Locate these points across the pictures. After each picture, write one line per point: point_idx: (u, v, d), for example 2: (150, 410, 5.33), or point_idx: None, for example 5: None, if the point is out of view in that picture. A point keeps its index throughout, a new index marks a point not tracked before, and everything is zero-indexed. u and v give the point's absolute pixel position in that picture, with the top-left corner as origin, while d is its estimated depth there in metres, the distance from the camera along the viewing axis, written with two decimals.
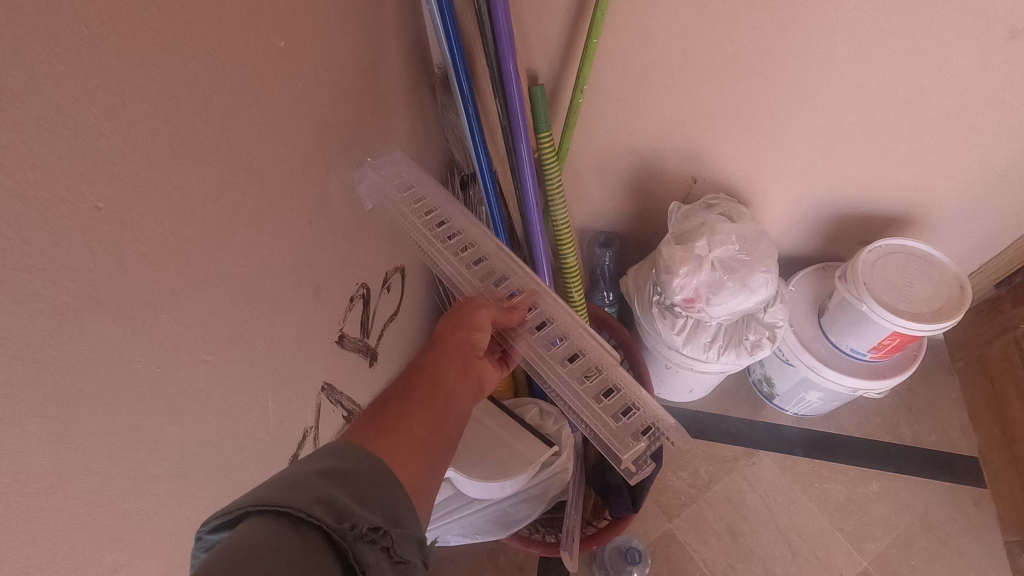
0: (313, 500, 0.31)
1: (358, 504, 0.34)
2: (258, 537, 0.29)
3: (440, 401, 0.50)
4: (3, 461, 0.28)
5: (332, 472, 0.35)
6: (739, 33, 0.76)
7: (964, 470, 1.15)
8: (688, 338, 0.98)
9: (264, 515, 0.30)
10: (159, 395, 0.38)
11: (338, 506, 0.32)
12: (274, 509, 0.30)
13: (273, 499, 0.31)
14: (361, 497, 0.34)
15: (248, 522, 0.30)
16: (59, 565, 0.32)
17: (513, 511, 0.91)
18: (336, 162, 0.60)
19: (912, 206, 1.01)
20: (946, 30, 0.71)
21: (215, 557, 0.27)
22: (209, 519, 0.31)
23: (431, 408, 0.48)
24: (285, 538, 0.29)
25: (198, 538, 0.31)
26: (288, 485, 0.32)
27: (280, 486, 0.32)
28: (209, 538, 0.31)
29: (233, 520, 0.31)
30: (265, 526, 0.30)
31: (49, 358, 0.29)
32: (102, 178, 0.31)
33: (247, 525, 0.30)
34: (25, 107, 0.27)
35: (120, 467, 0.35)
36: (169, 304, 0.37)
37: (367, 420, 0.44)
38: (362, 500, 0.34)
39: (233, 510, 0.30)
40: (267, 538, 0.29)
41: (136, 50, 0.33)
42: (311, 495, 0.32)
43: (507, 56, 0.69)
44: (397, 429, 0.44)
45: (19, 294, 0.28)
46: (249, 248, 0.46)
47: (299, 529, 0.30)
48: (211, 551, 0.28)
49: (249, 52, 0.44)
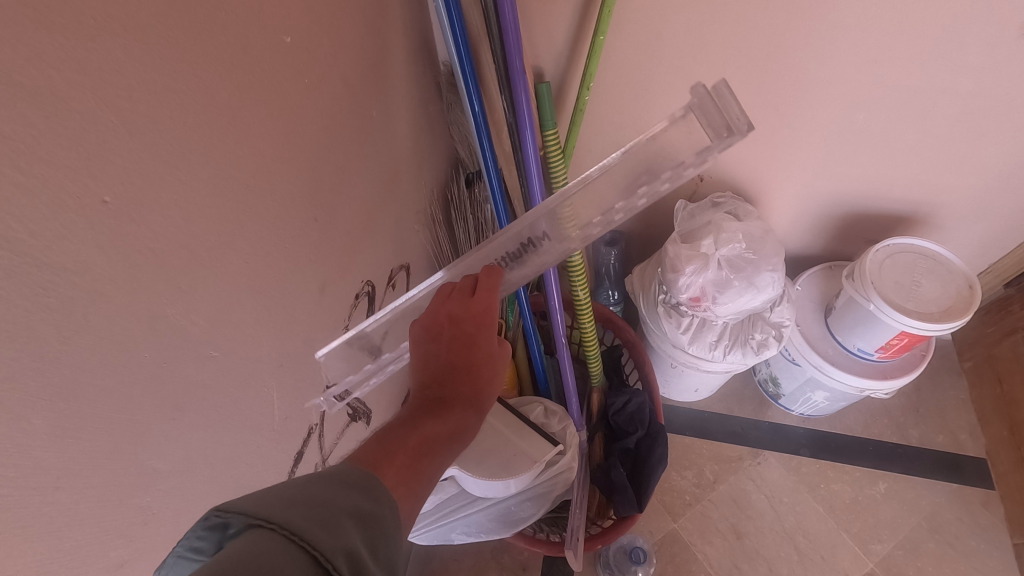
0: (340, 551, 0.29)
1: (373, 558, 0.31)
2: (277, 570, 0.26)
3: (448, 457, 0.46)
4: (8, 454, 0.28)
5: (359, 513, 0.33)
6: (747, 31, 0.76)
7: (972, 471, 1.14)
8: (694, 337, 0.97)
9: (287, 543, 0.28)
10: (165, 390, 0.37)
11: (358, 561, 0.30)
12: (302, 545, 0.28)
13: (300, 530, 0.28)
14: (376, 551, 0.32)
15: (269, 541, 0.27)
16: (64, 561, 0.32)
17: (518, 510, 0.90)
18: (343, 159, 0.60)
19: (921, 205, 1.00)
20: (958, 28, 0.71)
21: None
22: (226, 506, 0.29)
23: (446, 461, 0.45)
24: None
25: (205, 517, 0.29)
26: (320, 518, 0.30)
27: (309, 513, 0.30)
28: (218, 521, 0.29)
29: (254, 527, 0.28)
30: (290, 559, 0.27)
31: (56, 353, 0.29)
32: (109, 172, 0.31)
33: (273, 549, 0.27)
34: (32, 100, 0.27)
35: (126, 462, 0.35)
36: (175, 300, 0.37)
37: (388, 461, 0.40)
38: (377, 554, 0.32)
39: (260, 521, 0.28)
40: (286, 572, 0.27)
41: (144, 45, 0.33)
42: (340, 543, 0.29)
43: (514, 54, 0.70)
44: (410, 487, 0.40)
45: (24, 287, 0.27)
46: (254, 245, 0.46)
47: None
48: (227, 563, 0.26)
49: (256, 48, 0.43)
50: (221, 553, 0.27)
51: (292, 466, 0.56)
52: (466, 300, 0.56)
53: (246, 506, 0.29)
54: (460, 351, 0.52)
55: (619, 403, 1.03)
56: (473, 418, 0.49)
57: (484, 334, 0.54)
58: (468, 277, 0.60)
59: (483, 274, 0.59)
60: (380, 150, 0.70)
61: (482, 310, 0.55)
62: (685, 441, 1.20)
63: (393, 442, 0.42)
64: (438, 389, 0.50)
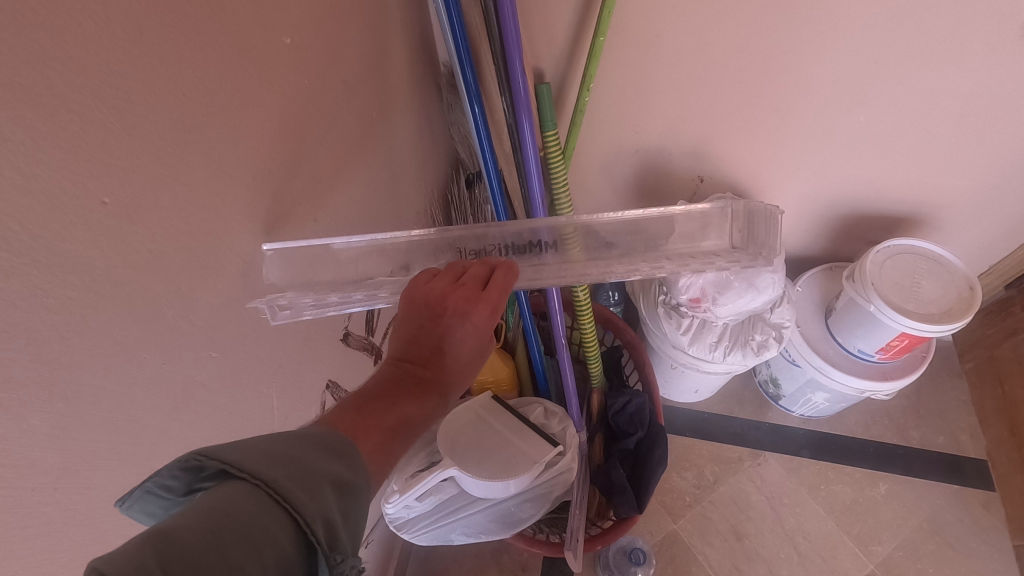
0: (318, 514, 0.29)
1: (348, 524, 0.31)
2: (256, 525, 0.27)
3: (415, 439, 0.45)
4: (8, 455, 0.28)
5: (338, 478, 0.32)
6: (747, 33, 0.76)
7: (972, 472, 1.14)
8: (694, 338, 0.97)
9: (267, 500, 0.28)
10: (165, 390, 0.37)
11: (333, 527, 0.30)
12: (281, 502, 0.28)
13: (283, 489, 0.29)
14: (351, 518, 0.32)
15: (250, 495, 0.28)
16: (63, 561, 0.32)
17: (517, 511, 0.90)
18: (342, 160, 0.60)
19: (922, 207, 1.00)
20: (958, 28, 0.71)
21: (211, 527, 0.25)
22: (211, 454, 0.29)
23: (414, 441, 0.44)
24: (279, 538, 0.27)
25: (188, 461, 0.29)
26: (302, 479, 0.30)
27: (292, 473, 0.30)
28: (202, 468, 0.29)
29: (238, 480, 0.29)
30: (267, 513, 0.27)
31: (55, 354, 0.29)
32: (107, 174, 0.31)
33: (252, 502, 0.27)
34: (31, 101, 0.27)
35: (125, 462, 0.35)
36: (175, 301, 0.37)
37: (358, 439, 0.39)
38: (353, 522, 0.32)
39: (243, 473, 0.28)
40: (263, 528, 0.27)
41: (143, 46, 0.33)
42: (319, 507, 0.29)
43: (514, 53, 0.69)
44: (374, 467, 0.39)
45: (24, 289, 0.27)
46: (254, 245, 0.46)
47: (294, 535, 0.28)
48: (208, 510, 0.26)
49: (255, 49, 0.43)
50: (202, 499, 0.27)
51: None
52: (477, 294, 0.52)
53: (232, 457, 0.29)
54: (451, 342, 0.50)
55: (620, 404, 1.03)
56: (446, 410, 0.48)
57: (480, 335, 0.51)
58: (485, 265, 0.56)
59: (500, 274, 0.54)
60: (381, 152, 0.70)
61: (486, 312, 0.51)
62: (685, 442, 1.20)
63: (372, 417, 0.42)
64: (419, 366, 0.48)
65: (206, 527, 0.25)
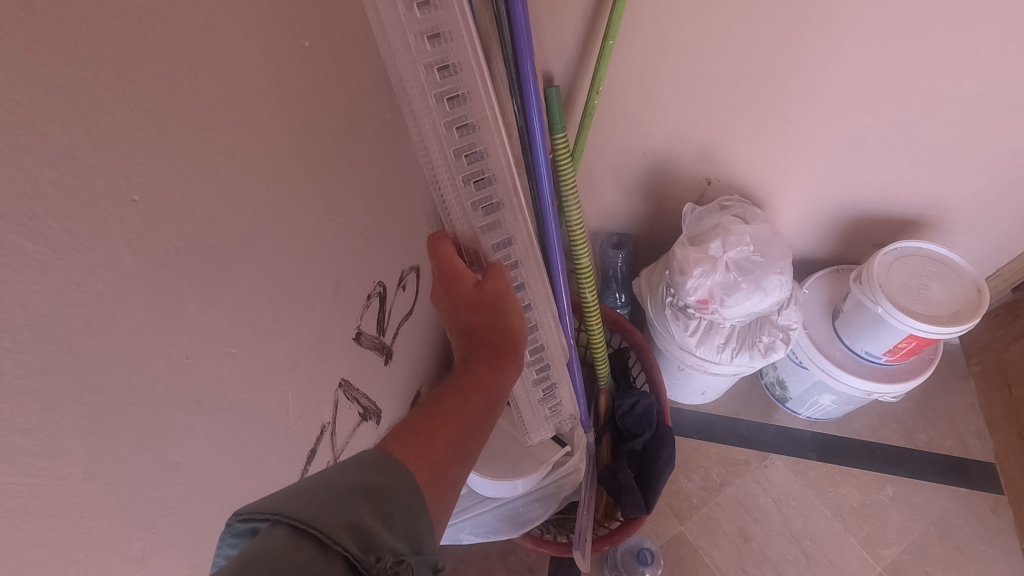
0: (343, 526, 0.32)
1: (384, 528, 0.34)
2: (290, 556, 0.29)
3: (477, 416, 0.49)
4: (39, 442, 0.28)
5: (365, 489, 0.35)
6: (754, 36, 0.77)
7: (980, 476, 1.14)
8: (702, 339, 0.98)
9: (293, 530, 0.30)
10: (188, 386, 0.38)
11: (366, 535, 0.32)
12: (305, 528, 0.30)
13: (304, 515, 0.31)
14: (388, 520, 0.35)
15: (278, 532, 0.30)
16: (91, 551, 0.33)
17: (525, 511, 0.92)
18: (356, 160, 0.61)
19: (929, 210, 1.00)
20: (966, 31, 0.71)
21: (247, 571, 0.27)
22: (244, 510, 0.31)
23: (478, 420, 0.49)
24: (314, 560, 0.29)
25: (229, 524, 0.31)
26: (321, 501, 0.32)
27: (315, 500, 0.32)
28: (238, 526, 0.31)
29: (269, 522, 0.31)
30: (295, 543, 0.30)
31: (86, 347, 0.30)
32: (137, 172, 0.32)
33: (280, 536, 0.30)
34: (68, 102, 0.28)
35: (149, 454, 0.36)
36: (198, 297, 0.38)
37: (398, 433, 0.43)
38: (388, 524, 0.34)
39: (266, 515, 0.31)
40: (295, 557, 0.29)
41: (172, 50, 0.34)
42: (342, 520, 0.32)
43: (524, 56, 0.71)
44: (427, 451, 0.43)
45: (59, 284, 0.28)
46: (272, 245, 0.47)
47: (327, 554, 0.30)
48: (243, 558, 0.28)
49: (276, 50, 0.44)
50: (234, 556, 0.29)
51: (305, 464, 0.56)
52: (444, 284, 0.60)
53: (255, 505, 0.31)
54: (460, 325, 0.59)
55: (627, 405, 1.03)
56: (487, 372, 0.54)
57: (455, 292, 0.58)
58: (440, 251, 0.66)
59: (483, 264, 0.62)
60: (393, 153, 0.71)
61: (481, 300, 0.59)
62: (693, 444, 1.20)
63: (406, 423, 0.45)
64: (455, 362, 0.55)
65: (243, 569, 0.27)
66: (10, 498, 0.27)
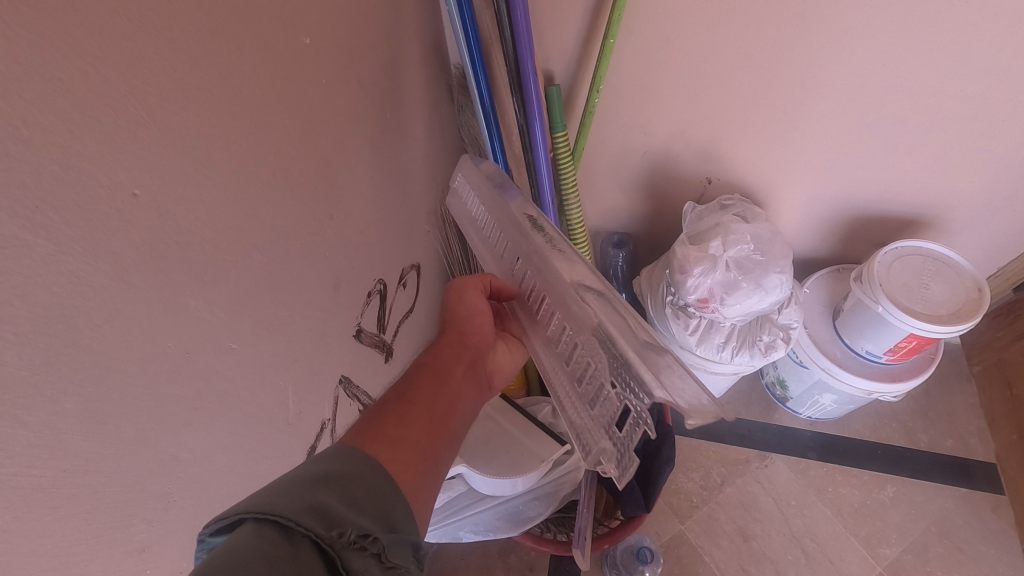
0: (302, 509, 0.32)
1: (351, 510, 0.34)
2: (253, 546, 0.29)
3: (440, 401, 0.50)
4: (39, 433, 0.29)
5: (327, 477, 0.36)
6: (754, 34, 0.77)
7: (981, 476, 1.14)
8: (702, 338, 0.98)
9: (254, 523, 0.31)
10: (187, 380, 0.38)
11: (329, 514, 0.33)
12: (265, 517, 0.31)
13: (262, 506, 0.32)
14: (354, 503, 0.35)
15: (241, 529, 0.30)
16: (90, 543, 0.33)
17: (525, 509, 0.92)
18: (357, 158, 0.61)
19: (930, 210, 1.00)
20: (967, 29, 0.71)
21: (211, 564, 0.28)
22: (211, 522, 0.32)
23: (438, 404, 0.50)
24: (276, 548, 0.30)
25: (202, 539, 0.32)
26: (281, 492, 0.33)
27: (276, 492, 0.33)
28: (210, 541, 0.32)
29: (234, 523, 0.31)
30: (257, 533, 0.30)
31: (86, 339, 0.30)
32: (138, 166, 0.32)
33: (243, 531, 0.30)
34: (70, 96, 0.28)
35: (149, 447, 0.36)
36: (198, 292, 0.38)
37: (360, 427, 0.44)
38: (354, 506, 0.35)
39: (229, 516, 0.31)
40: (258, 546, 0.29)
41: (173, 44, 0.34)
42: (302, 504, 0.32)
43: (525, 50, 0.71)
44: (388, 436, 0.43)
45: (60, 276, 0.29)
46: (273, 241, 0.47)
47: (288, 538, 0.31)
48: (209, 556, 0.29)
49: (277, 47, 0.45)
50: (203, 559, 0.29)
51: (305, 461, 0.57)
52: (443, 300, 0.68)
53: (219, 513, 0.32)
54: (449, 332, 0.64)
55: None
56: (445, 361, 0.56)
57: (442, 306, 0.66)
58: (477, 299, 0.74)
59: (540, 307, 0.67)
60: (395, 151, 0.71)
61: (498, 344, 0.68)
62: (693, 443, 1.20)
63: (363, 417, 0.45)
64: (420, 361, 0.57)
65: (204, 565, 0.28)
66: (11, 489, 0.27)
